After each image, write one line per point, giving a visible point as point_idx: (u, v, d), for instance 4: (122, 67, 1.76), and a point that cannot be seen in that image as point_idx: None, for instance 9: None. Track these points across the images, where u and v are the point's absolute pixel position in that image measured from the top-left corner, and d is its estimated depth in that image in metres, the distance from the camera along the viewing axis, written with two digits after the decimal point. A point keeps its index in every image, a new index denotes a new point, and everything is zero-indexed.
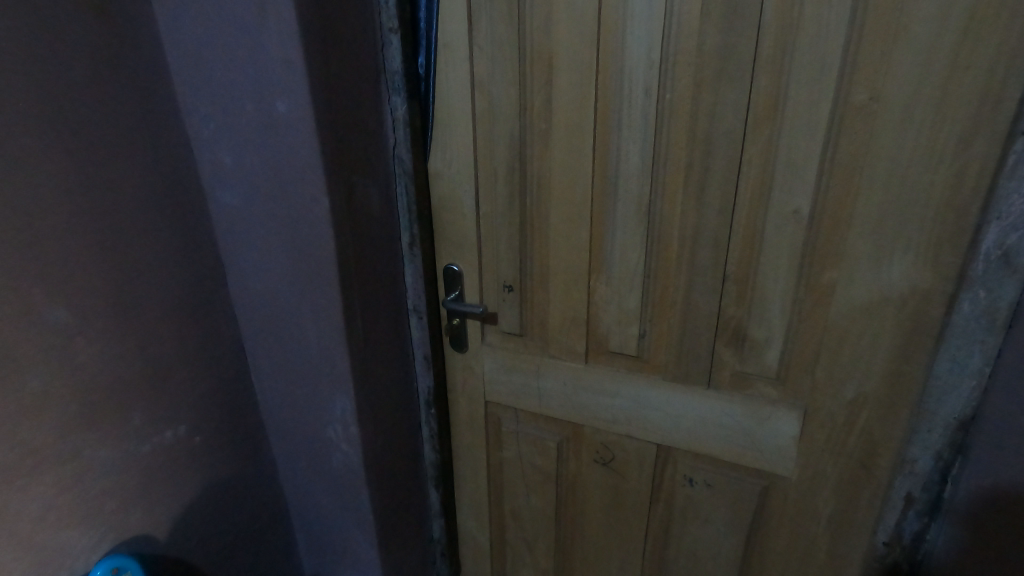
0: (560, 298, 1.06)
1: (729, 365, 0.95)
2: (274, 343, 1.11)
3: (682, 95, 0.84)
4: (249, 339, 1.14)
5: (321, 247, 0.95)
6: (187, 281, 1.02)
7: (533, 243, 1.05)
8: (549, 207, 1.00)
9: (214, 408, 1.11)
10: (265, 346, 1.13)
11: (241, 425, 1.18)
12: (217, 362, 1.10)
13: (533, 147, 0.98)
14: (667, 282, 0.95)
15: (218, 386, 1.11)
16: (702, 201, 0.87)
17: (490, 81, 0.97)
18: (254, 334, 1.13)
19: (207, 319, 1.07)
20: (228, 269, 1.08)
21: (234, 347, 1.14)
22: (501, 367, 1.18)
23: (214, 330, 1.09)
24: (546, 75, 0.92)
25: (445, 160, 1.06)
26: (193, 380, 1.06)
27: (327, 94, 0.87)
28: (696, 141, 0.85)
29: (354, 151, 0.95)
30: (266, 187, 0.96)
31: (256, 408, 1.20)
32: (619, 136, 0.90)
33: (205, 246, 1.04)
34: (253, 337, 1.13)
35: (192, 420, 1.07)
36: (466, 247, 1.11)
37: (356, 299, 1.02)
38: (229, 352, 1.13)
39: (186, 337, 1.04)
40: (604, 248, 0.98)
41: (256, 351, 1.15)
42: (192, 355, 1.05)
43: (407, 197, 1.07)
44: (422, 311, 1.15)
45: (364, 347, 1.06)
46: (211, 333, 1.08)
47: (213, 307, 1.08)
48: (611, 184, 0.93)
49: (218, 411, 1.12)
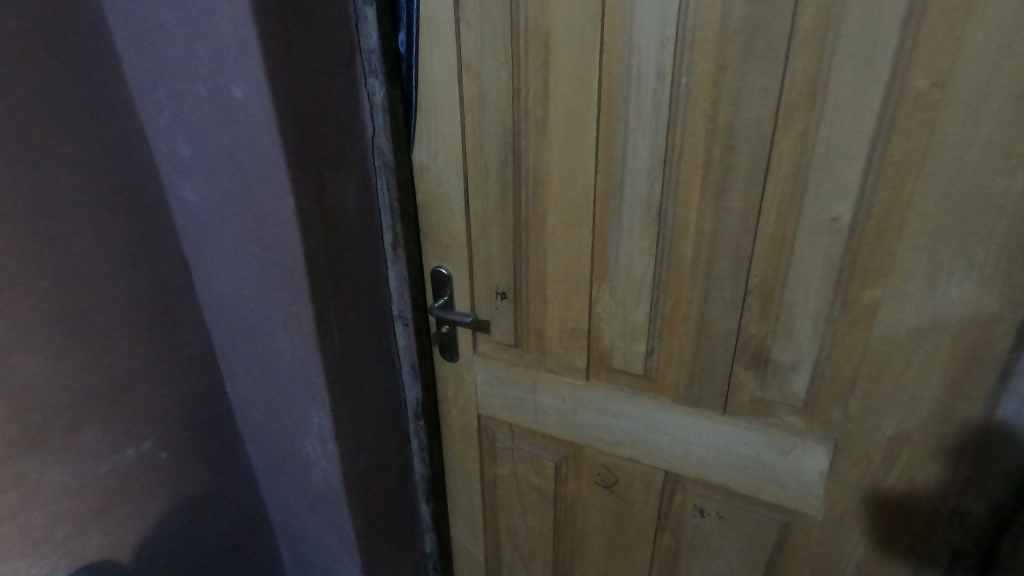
0: (558, 308, 0.95)
1: (748, 391, 0.84)
2: (247, 352, 1.02)
3: (702, 80, 0.70)
4: (220, 348, 1.04)
5: (290, 251, 0.85)
6: (149, 286, 0.92)
7: (528, 247, 0.93)
8: (546, 208, 0.88)
9: (184, 421, 1.03)
10: (237, 354, 1.03)
11: (215, 439, 1.09)
12: (186, 371, 1.01)
13: (528, 139, 0.85)
14: (680, 295, 0.83)
15: (188, 398, 1.02)
16: (723, 205, 0.75)
17: (480, 63, 0.84)
18: (225, 342, 1.03)
19: (172, 327, 0.97)
20: (194, 272, 0.98)
21: (205, 354, 1.04)
22: (495, 380, 1.07)
23: (181, 339, 0.99)
24: (543, 56, 0.79)
25: (430, 151, 0.94)
26: (158, 394, 0.97)
27: (289, 79, 0.75)
28: (715, 135, 0.72)
29: (324, 143, 0.83)
30: (228, 184, 0.85)
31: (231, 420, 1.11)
32: (626, 128, 0.77)
33: (168, 247, 0.94)
34: (225, 345, 1.04)
35: (160, 436, 0.99)
36: (455, 249, 0.99)
37: (331, 308, 0.92)
38: (199, 360, 1.03)
39: (149, 349, 0.94)
40: (607, 254, 0.86)
41: (229, 361, 1.05)
42: (158, 367, 0.96)
43: (388, 193, 0.95)
44: (408, 317, 1.04)
45: (342, 359, 0.96)
46: (177, 342, 0.99)
47: (179, 313, 0.98)
48: (616, 183, 0.81)
49: (190, 424, 1.04)
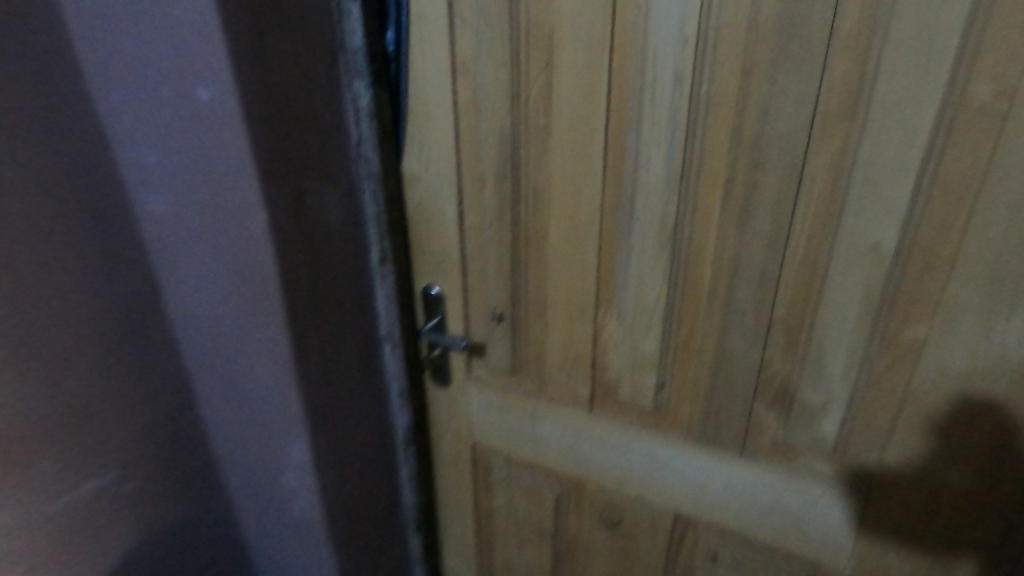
0: (559, 333, 0.86)
1: (770, 430, 0.75)
2: (222, 376, 0.93)
3: (726, 86, 0.62)
4: (193, 371, 0.96)
5: (263, 270, 0.77)
6: (114, 305, 0.83)
7: (527, 267, 0.85)
8: (548, 224, 0.80)
9: (152, 450, 0.94)
10: (210, 377, 0.95)
11: (186, 467, 1.00)
12: (156, 396, 0.93)
13: (528, 148, 0.77)
14: (695, 323, 0.74)
15: (156, 425, 0.94)
16: (746, 225, 0.66)
17: (475, 64, 0.76)
18: (198, 365, 0.94)
19: (138, 349, 0.88)
20: (163, 290, 0.89)
21: (176, 378, 0.95)
22: (490, 407, 0.99)
23: (149, 362, 0.90)
24: (545, 56, 0.71)
25: (421, 160, 0.86)
26: (122, 422, 0.89)
27: (260, 79, 0.67)
28: (740, 148, 0.64)
29: (302, 150, 0.75)
30: (195, 194, 0.76)
31: (206, 446, 1.03)
32: (638, 138, 0.69)
33: (136, 263, 0.85)
34: (198, 368, 0.95)
35: (124, 466, 0.91)
36: (448, 267, 0.91)
37: (310, 330, 0.83)
38: (170, 385, 0.94)
39: (112, 374, 0.86)
40: (615, 276, 0.78)
41: (202, 385, 0.96)
42: (122, 393, 0.88)
43: (376, 205, 0.87)
44: (397, 339, 0.96)
45: (322, 386, 0.88)
46: (144, 366, 0.90)
47: (147, 334, 0.89)
48: (625, 198, 0.72)
49: (158, 452, 0.95)
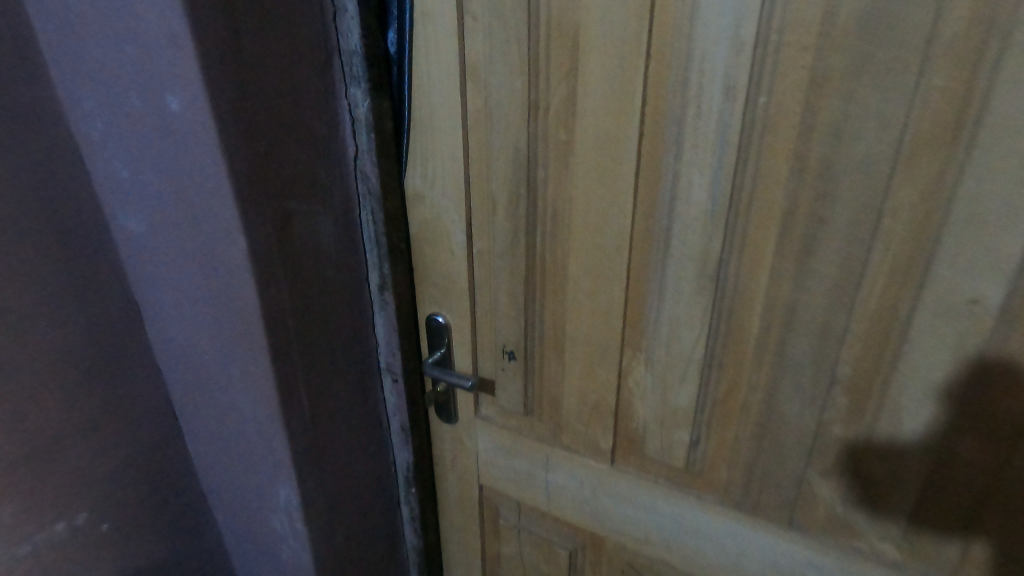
0: (578, 376, 0.76)
1: (824, 504, 0.64)
2: (206, 410, 0.85)
3: (790, 101, 0.51)
4: (178, 402, 0.87)
5: (243, 300, 0.68)
6: (89, 331, 0.76)
7: (543, 300, 0.74)
8: (568, 255, 0.70)
9: (133, 487, 0.87)
10: (195, 411, 0.86)
11: (170, 504, 0.92)
12: (136, 428, 0.85)
13: (547, 168, 0.67)
14: (738, 378, 0.63)
15: (137, 461, 0.86)
16: (807, 268, 0.55)
17: (487, 70, 0.66)
18: (183, 396, 0.86)
19: (115, 379, 0.81)
20: (144, 315, 0.81)
21: (160, 408, 0.87)
22: (500, 449, 0.89)
23: (128, 392, 0.83)
24: (570, 62, 0.60)
25: (425, 176, 0.76)
26: (96, 457, 0.81)
27: (238, 88, 0.59)
28: (804, 176, 0.52)
29: (288, 166, 0.66)
30: (174, 215, 0.68)
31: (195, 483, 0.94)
32: (678, 161, 0.58)
33: (115, 284, 0.78)
34: (182, 400, 0.86)
35: (98, 503, 0.83)
36: (455, 295, 0.81)
37: (297, 366, 0.75)
38: (153, 416, 0.87)
39: (85, 405, 0.78)
40: (644, 317, 0.67)
41: (186, 417, 0.88)
42: (96, 426, 0.80)
43: (375, 226, 0.78)
44: (398, 372, 0.87)
45: (312, 424, 0.80)
46: (121, 397, 0.82)
47: (126, 361, 0.81)
48: (659, 229, 0.62)
49: (140, 490, 0.87)
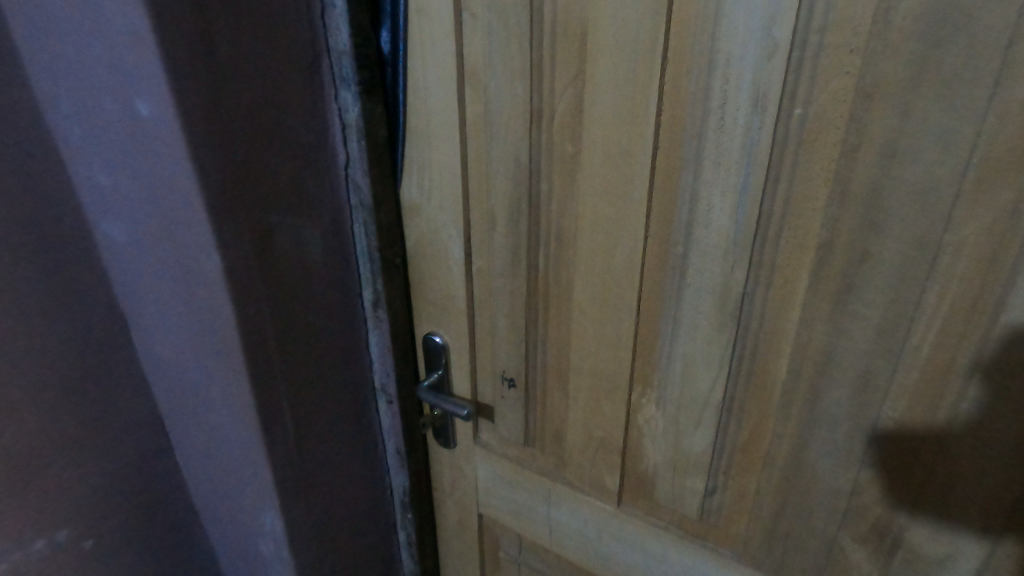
0: (583, 409, 0.69)
1: (857, 571, 0.56)
2: (192, 428, 0.80)
3: (830, 113, 0.43)
4: (166, 417, 0.83)
5: (220, 320, 0.63)
6: (71, 344, 0.71)
7: (546, 325, 0.68)
8: (573, 278, 0.63)
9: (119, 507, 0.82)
10: (182, 428, 0.82)
11: (158, 523, 0.88)
12: (120, 446, 0.80)
13: (551, 182, 0.60)
14: (762, 425, 0.56)
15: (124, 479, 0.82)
16: (847, 308, 0.47)
17: (487, 73, 0.59)
18: (171, 412, 0.82)
19: (98, 395, 0.76)
20: (131, 327, 0.77)
21: (147, 426, 0.83)
22: (499, 479, 0.83)
23: (112, 411, 0.78)
24: (577, 66, 0.54)
25: (421, 187, 0.70)
26: (80, 479, 0.77)
27: (210, 92, 0.53)
28: (846, 202, 0.44)
29: (269, 177, 0.61)
30: (152, 225, 0.63)
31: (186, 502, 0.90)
32: (698, 180, 0.50)
33: (98, 295, 0.73)
34: (171, 416, 0.82)
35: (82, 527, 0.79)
36: (453, 315, 0.75)
37: (281, 389, 0.70)
38: (140, 434, 0.82)
39: (67, 425, 0.74)
40: (656, 351, 0.60)
41: (176, 433, 0.84)
42: (78, 447, 0.76)
43: (367, 239, 0.72)
44: (392, 394, 0.82)
45: (298, 449, 0.75)
46: (106, 415, 0.78)
47: (109, 376, 0.77)
48: (675, 256, 0.54)
49: (125, 511, 0.83)
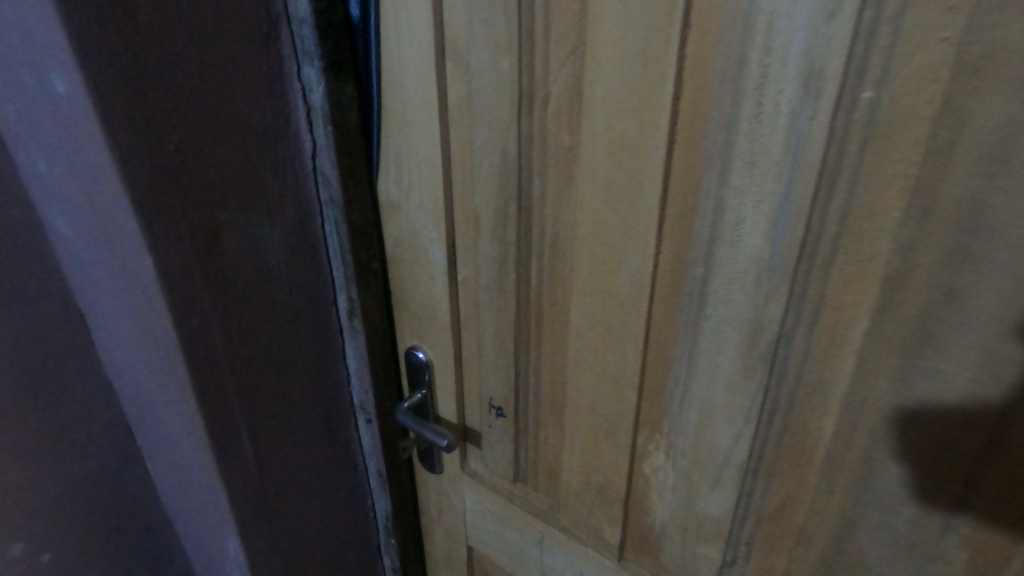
0: (579, 449, 0.59)
1: None
2: (154, 447, 0.71)
3: (914, 98, 0.31)
4: (138, 437, 0.73)
5: (160, 329, 0.55)
6: (27, 350, 0.62)
7: (540, 350, 0.57)
8: (569, 297, 0.52)
9: (73, 540, 0.72)
10: (149, 447, 0.72)
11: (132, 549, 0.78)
12: (86, 464, 0.70)
13: (545, 181, 0.49)
14: (797, 495, 0.44)
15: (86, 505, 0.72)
16: (920, 362, 0.35)
17: (469, 45, 0.48)
18: (140, 431, 0.71)
19: (61, 406, 0.66)
20: (94, 336, 0.66)
21: (118, 443, 0.72)
22: (488, 515, 0.73)
23: (78, 424, 0.68)
24: (576, 34, 0.42)
25: (399, 181, 0.59)
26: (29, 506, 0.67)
27: (130, 61, 0.44)
28: (930, 220, 0.32)
29: (212, 166, 0.52)
30: (87, 219, 0.54)
31: (152, 531, 0.80)
32: (726, 184, 0.38)
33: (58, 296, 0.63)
34: (144, 437, 0.71)
35: (25, 561, 0.69)
36: (436, 329, 0.65)
37: (235, 406, 0.62)
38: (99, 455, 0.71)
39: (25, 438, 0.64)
40: (665, 392, 0.49)
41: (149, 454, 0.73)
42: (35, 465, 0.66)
43: (339, 239, 0.62)
44: (371, 412, 0.73)
45: (258, 471, 0.67)
46: (61, 434, 0.67)
47: (71, 387, 0.67)
48: (692, 279, 0.43)
49: (82, 540, 0.73)
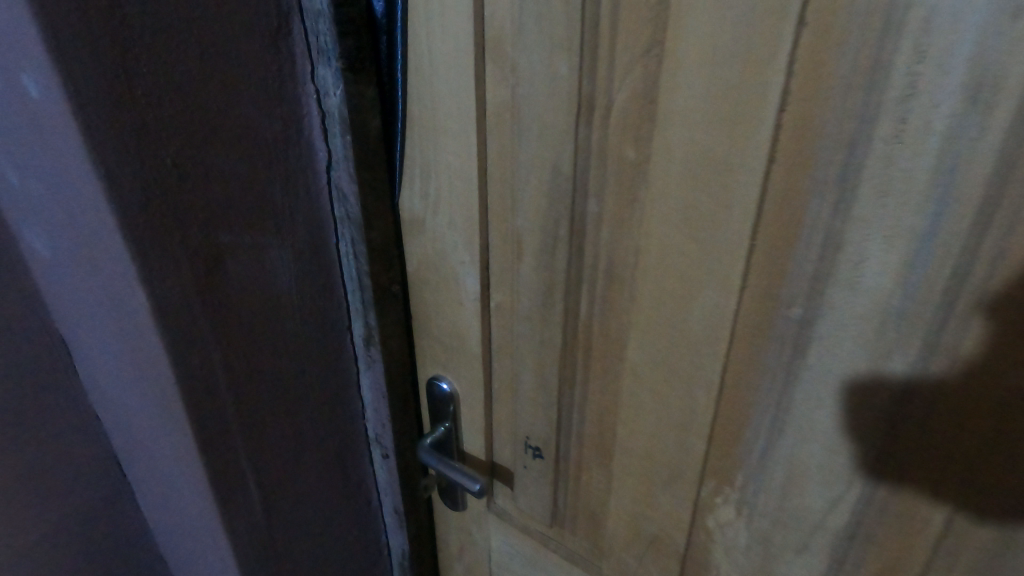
0: (629, 496, 0.53)
1: None
2: (148, 490, 0.63)
3: None
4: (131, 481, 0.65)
5: (155, 368, 0.48)
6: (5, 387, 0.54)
7: (588, 387, 0.51)
8: (627, 331, 0.46)
9: None
10: (145, 491, 0.64)
11: None
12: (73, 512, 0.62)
13: (604, 201, 0.42)
14: (902, 567, 0.38)
15: (72, 556, 0.64)
16: None
17: (516, 44, 0.41)
18: (136, 475, 0.63)
19: (46, 451, 0.58)
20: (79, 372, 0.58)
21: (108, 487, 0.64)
22: (517, 557, 0.67)
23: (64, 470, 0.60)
24: (652, 31, 0.35)
25: (425, 196, 0.53)
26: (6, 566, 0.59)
27: (118, 64, 0.37)
28: None
29: (215, 183, 0.45)
30: (66, 241, 0.46)
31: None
32: (844, 214, 0.32)
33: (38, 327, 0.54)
34: (137, 480, 0.64)
35: None
36: (464, 360, 0.58)
37: (240, 448, 0.55)
38: (83, 503, 0.63)
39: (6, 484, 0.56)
40: (741, 443, 0.43)
41: (146, 499, 0.65)
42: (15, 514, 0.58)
43: (356, 260, 0.56)
44: (388, 447, 0.66)
45: (265, 517, 0.60)
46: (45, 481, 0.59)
47: (57, 429, 0.58)
48: (786, 320, 0.37)
49: None
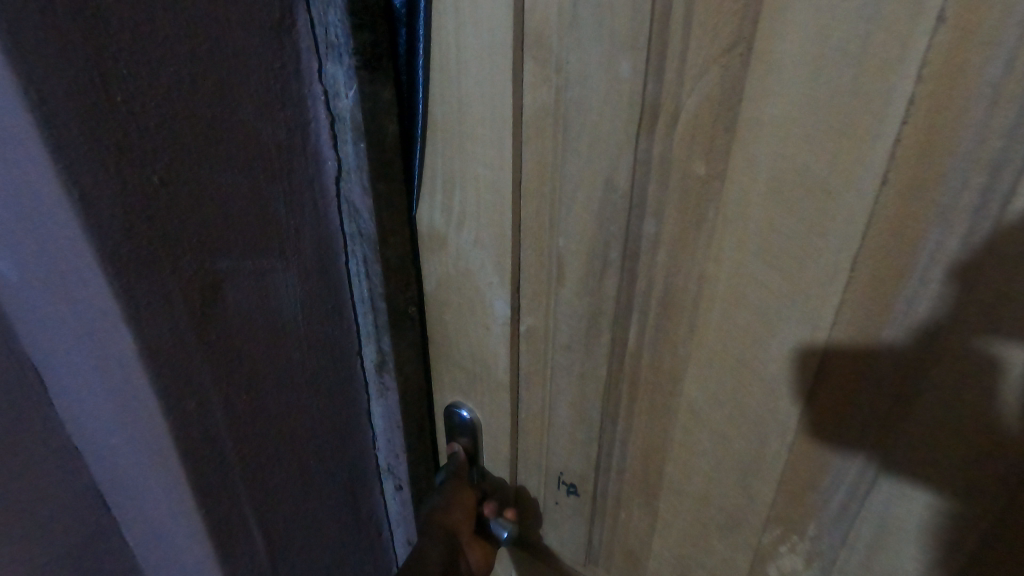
0: (678, 538, 0.48)
1: None
2: (139, 537, 0.56)
3: None
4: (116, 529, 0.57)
5: (143, 415, 0.41)
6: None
7: (635, 423, 0.46)
8: (684, 365, 0.41)
9: None
10: (134, 538, 0.57)
11: None
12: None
13: (664, 221, 0.37)
14: None
15: None
16: None
17: (566, 38, 0.36)
18: (124, 521, 0.56)
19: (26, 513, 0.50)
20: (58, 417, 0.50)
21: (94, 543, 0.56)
22: None
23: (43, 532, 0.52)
24: (737, 26, 0.30)
25: (448, 210, 0.47)
26: None
27: (93, 65, 0.31)
28: None
29: (211, 201, 0.39)
30: (33, 269, 0.39)
31: None
32: (979, 246, 0.28)
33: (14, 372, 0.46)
34: (125, 527, 0.57)
35: None
36: (488, 389, 0.53)
37: (243, 495, 0.49)
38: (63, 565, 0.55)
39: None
40: (816, 491, 0.38)
41: (135, 546, 0.58)
42: None
43: (367, 280, 0.50)
44: (402, 478, 0.60)
45: (269, 565, 0.54)
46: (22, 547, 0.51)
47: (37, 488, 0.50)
48: (885, 361, 0.32)
49: None
